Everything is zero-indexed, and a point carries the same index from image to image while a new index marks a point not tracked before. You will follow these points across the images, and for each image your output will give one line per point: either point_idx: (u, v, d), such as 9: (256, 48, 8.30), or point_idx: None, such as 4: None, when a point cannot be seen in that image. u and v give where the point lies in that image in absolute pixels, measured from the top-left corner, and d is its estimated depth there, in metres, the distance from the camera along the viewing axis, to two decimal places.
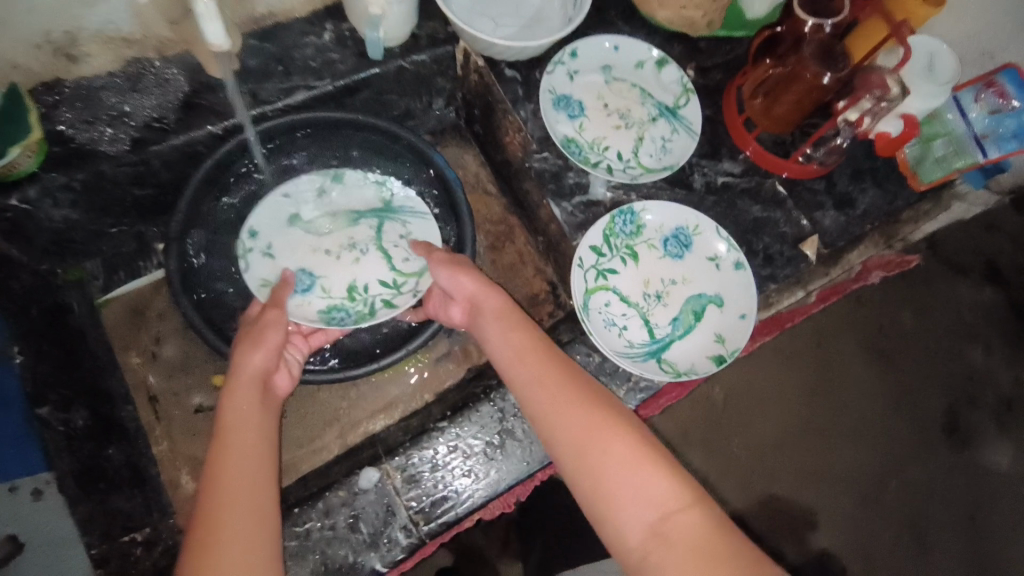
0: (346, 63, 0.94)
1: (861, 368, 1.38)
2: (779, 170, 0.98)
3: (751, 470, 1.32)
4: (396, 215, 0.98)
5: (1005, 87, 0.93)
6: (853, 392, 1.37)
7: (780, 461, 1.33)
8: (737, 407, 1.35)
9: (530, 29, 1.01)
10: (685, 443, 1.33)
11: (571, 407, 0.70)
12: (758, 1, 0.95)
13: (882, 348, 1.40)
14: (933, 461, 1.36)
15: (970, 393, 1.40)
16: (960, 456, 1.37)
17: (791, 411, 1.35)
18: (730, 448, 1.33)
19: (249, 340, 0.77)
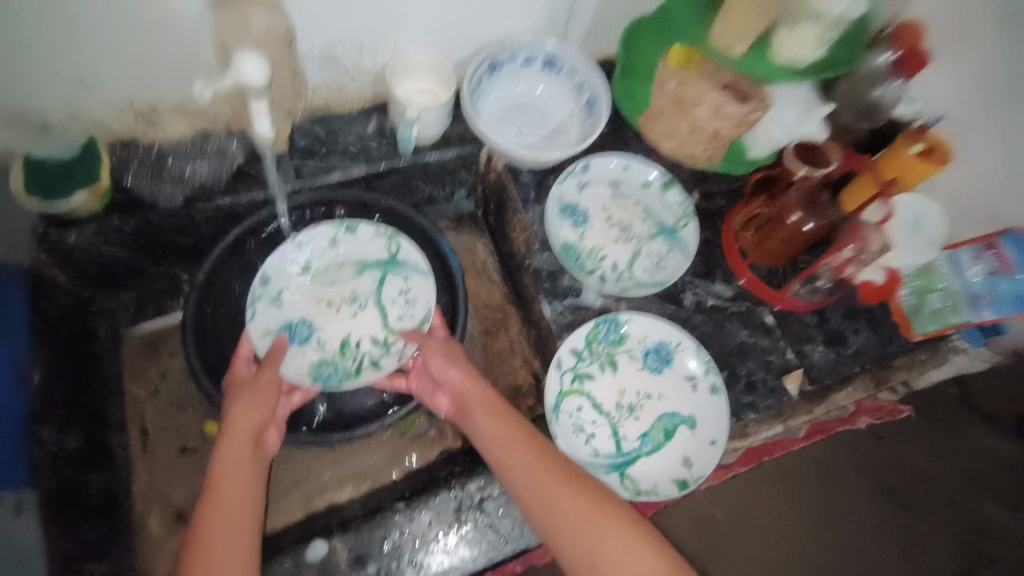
0: (381, 151, 1.06)
1: None
2: (771, 301, 1.01)
3: None
4: (399, 269, 1.02)
5: (1005, 251, 0.92)
6: None
7: None
8: None
9: (550, 140, 1.12)
10: None
11: (556, 498, 0.74)
12: (760, 143, 1.01)
13: None
14: None
15: None
16: None
17: None
18: None
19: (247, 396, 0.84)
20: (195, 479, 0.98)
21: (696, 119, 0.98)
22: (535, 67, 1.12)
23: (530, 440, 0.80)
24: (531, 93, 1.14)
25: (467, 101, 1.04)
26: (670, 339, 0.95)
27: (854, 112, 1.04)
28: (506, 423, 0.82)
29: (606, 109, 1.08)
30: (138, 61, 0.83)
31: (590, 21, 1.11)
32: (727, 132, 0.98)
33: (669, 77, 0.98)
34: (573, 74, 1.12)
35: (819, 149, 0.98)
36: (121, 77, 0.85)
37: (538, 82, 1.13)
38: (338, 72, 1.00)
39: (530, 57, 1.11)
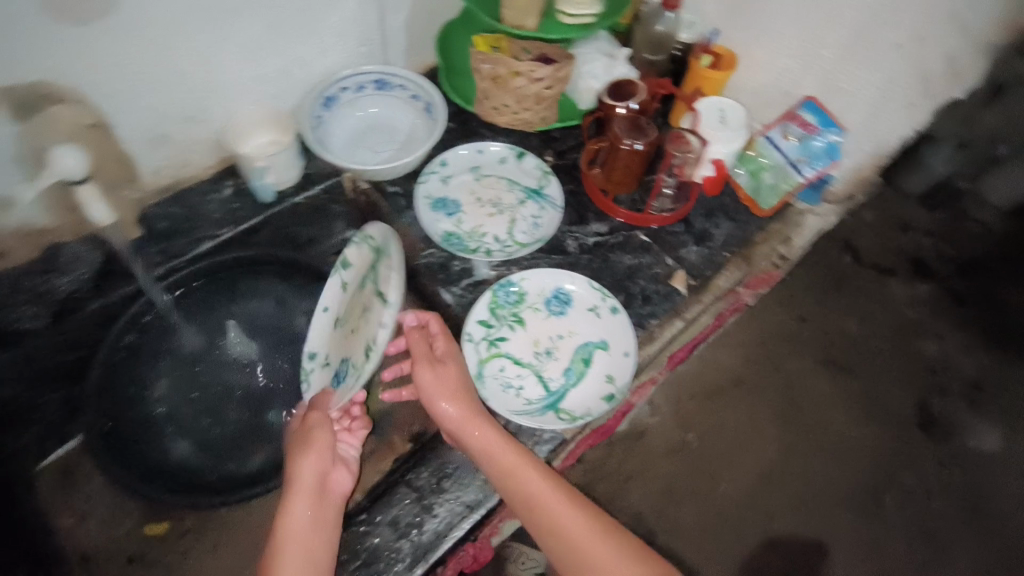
0: (246, 209, 1.11)
1: (824, 380, 1.49)
2: (641, 223, 1.12)
3: (751, 514, 1.35)
4: (385, 254, 0.91)
5: (806, 117, 1.09)
6: (816, 409, 1.45)
7: (776, 498, 1.36)
8: (714, 450, 1.40)
9: (406, 149, 1.18)
10: (675, 498, 1.35)
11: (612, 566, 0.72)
12: (586, 95, 1.17)
13: (841, 361, 1.51)
14: (930, 464, 1.42)
15: (938, 384, 1.51)
16: (951, 450, 1.45)
17: (772, 440, 1.41)
18: (721, 494, 1.36)
19: (301, 446, 0.82)
20: None
21: (517, 90, 1.04)
22: (369, 90, 1.19)
23: (556, 484, 0.81)
24: (373, 115, 1.20)
25: (313, 137, 1.10)
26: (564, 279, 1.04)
27: (650, 45, 1.19)
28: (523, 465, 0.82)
29: (442, 106, 1.16)
30: None
31: (403, 35, 1.19)
32: (547, 93, 1.05)
33: (481, 62, 1.03)
34: (405, 87, 1.19)
35: (626, 82, 1.07)
36: None
37: (375, 103, 1.20)
38: (174, 148, 1.02)
39: (360, 83, 1.17)
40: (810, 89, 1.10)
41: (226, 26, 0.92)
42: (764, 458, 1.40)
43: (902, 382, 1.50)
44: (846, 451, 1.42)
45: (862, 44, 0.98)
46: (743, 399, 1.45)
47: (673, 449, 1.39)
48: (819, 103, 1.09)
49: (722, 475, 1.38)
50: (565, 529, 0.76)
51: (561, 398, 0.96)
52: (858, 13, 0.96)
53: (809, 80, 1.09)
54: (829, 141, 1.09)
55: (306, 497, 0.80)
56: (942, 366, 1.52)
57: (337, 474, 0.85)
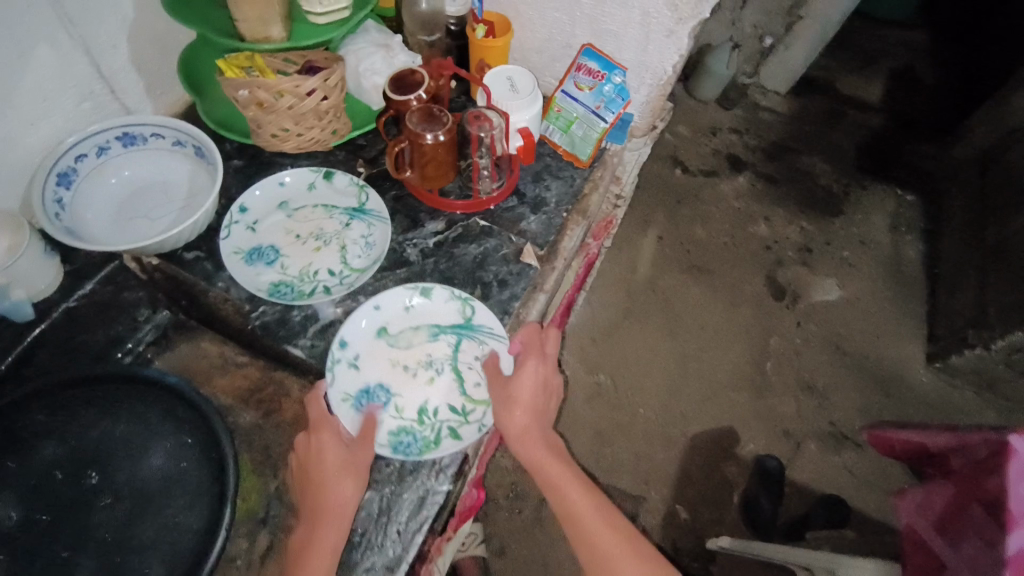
0: (4, 339, 0.91)
1: (693, 288, 1.84)
2: (473, 209, 1.09)
3: (670, 416, 1.64)
4: (474, 333, 0.95)
5: (589, 65, 1.13)
6: (693, 313, 1.80)
7: (684, 400, 1.66)
8: (624, 377, 1.68)
9: (189, 203, 1.00)
10: (607, 427, 1.61)
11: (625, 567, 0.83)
12: (375, 94, 1.08)
13: (699, 265, 1.88)
14: (788, 321, 1.80)
15: (777, 257, 1.91)
16: (801, 308, 1.83)
17: (671, 351, 1.73)
18: (639, 413, 1.64)
19: (352, 470, 0.81)
20: None
21: (290, 109, 0.92)
22: (117, 150, 1.00)
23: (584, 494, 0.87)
24: (135, 176, 1.02)
25: (49, 227, 0.89)
26: (453, 294, 0.97)
27: (422, 26, 1.12)
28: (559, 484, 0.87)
29: (210, 143, 0.99)
30: None
31: (135, 76, 1.01)
32: (325, 105, 0.94)
33: (234, 89, 0.88)
34: (160, 134, 1.01)
35: (407, 74, 1.00)
36: None
37: (133, 161, 1.01)
38: None
39: (99, 145, 0.98)
40: (583, 36, 1.12)
41: None
42: (668, 372, 1.70)
43: (742, 279, 1.86)
44: (719, 337, 1.76)
45: None
46: (628, 332, 1.76)
47: (592, 396, 1.64)
48: (597, 49, 1.13)
49: (636, 399, 1.65)
50: (598, 540, 0.84)
51: (467, 413, 0.90)
52: None
53: (580, 28, 1.11)
54: (616, 83, 1.12)
55: (342, 521, 0.79)
56: (773, 242, 1.93)
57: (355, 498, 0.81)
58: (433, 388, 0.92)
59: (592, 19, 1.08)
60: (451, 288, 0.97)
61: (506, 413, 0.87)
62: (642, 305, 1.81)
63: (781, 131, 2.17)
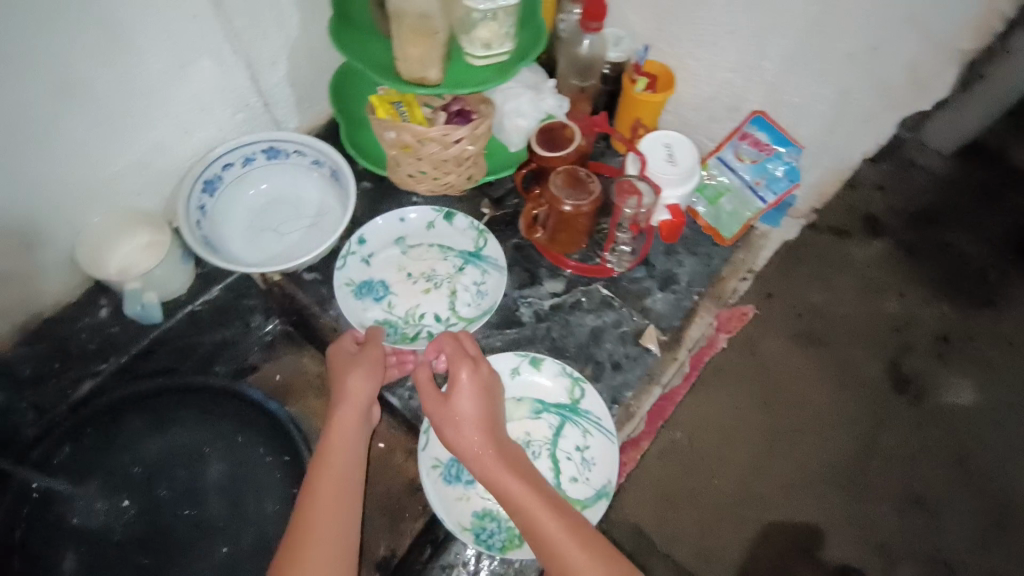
0: (129, 332, 0.95)
1: (794, 355, 1.38)
2: (595, 276, 1.01)
3: (742, 502, 1.25)
4: (580, 420, 0.88)
5: (757, 135, 0.99)
6: (795, 386, 1.36)
7: (767, 483, 1.27)
8: (700, 446, 1.29)
9: (316, 225, 1.01)
10: (670, 504, 1.25)
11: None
12: (513, 136, 0.99)
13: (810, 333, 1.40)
14: (908, 420, 1.34)
15: (907, 342, 1.41)
16: (930, 407, 1.35)
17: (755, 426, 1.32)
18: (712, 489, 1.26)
19: (355, 364, 0.82)
20: None
21: (433, 156, 0.88)
22: (260, 161, 1.01)
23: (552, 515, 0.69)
24: (273, 188, 1.03)
25: (189, 236, 0.91)
26: (562, 370, 0.90)
27: (578, 71, 1.03)
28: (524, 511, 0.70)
29: (347, 169, 0.98)
30: None
31: (289, 93, 1.02)
32: (469, 152, 0.90)
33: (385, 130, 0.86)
34: (302, 152, 1.02)
35: (559, 126, 0.96)
36: None
37: (274, 174, 1.03)
38: (18, 285, 0.87)
39: (247, 156, 1.00)
40: (756, 101, 0.98)
41: (46, 147, 0.78)
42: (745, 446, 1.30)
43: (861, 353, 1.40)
44: (831, 424, 1.32)
45: (810, 53, 0.87)
46: (708, 394, 1.33)
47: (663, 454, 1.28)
48: (769, 118, 0.98)
49: (712, 467, 1.27)
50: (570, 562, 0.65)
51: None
52: (802, 19, 0.83)
53: (754, 93, 0.97)
54: (786, 162, 0.99)
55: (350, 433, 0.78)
56: (907, 323, 1.42)
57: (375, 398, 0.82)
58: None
59: (771, 85, 0.94)
60: (562, 363, 0.90)
61: (455, 436, 0.75)
62: (736, 362, 1.36)
63: (984, 169, 1.61)
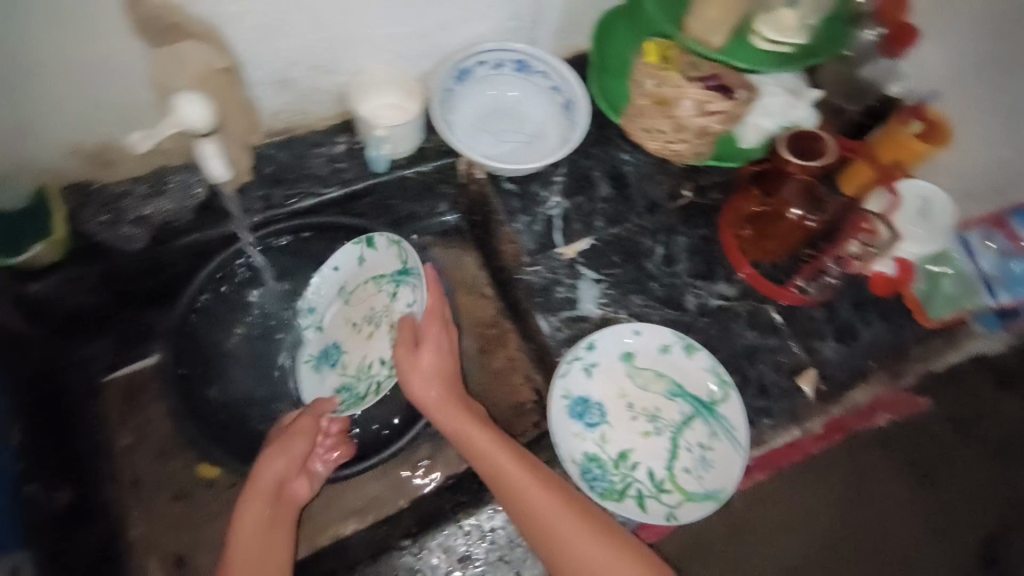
0: (353, 171, 0.99)
1: None
2: (776, 296, 0.97)
3: None
4: (713, 421, 0.86)
5: (1016, 228, 0.91)
6: None
7: None
8: None
9: (532, 146, 1.03)
10: None
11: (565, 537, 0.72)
12: (750, 134, 0.93)
13: None
14: None
15: None
16: None
17: None
18: None
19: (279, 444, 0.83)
20: (190, 529, 0.93)
21: (680, 118, 0.86)
22: (507, 70, 1.03)
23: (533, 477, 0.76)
24: (505, 98, 1.05)
25: (437, 114, 0.97)
26: (712, 366, 0.89)
27: (845, 91, 1.00)
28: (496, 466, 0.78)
29: (587, 108, 1.00)
30: (49, 118, 0.77)
31: (559, 14, 1.01)
32: (713, 131, 0.88)
33: (645, 77, 0.85)
34: (548, 75, 1.03)
35: (815, 136, 0.87)
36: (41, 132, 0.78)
37: (512, 86, 1.05)
38: (296, 95, 0.91)
39: (499, 60, 1.02)
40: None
41: None
42: None
43: None
44: None
45: None
46: None
47: None
48: None
49: None
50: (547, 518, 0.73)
51: (661, 490, 0.83)
52: None
53: None
54: None
55: (260, 504, 0.80)
56: None
57: (299, 483, 0.83)
58: (644, 442, 0.86)
59: None
60: (715, 361, 0.88)
61: (418, 389, 0.84)
62: None
63: None
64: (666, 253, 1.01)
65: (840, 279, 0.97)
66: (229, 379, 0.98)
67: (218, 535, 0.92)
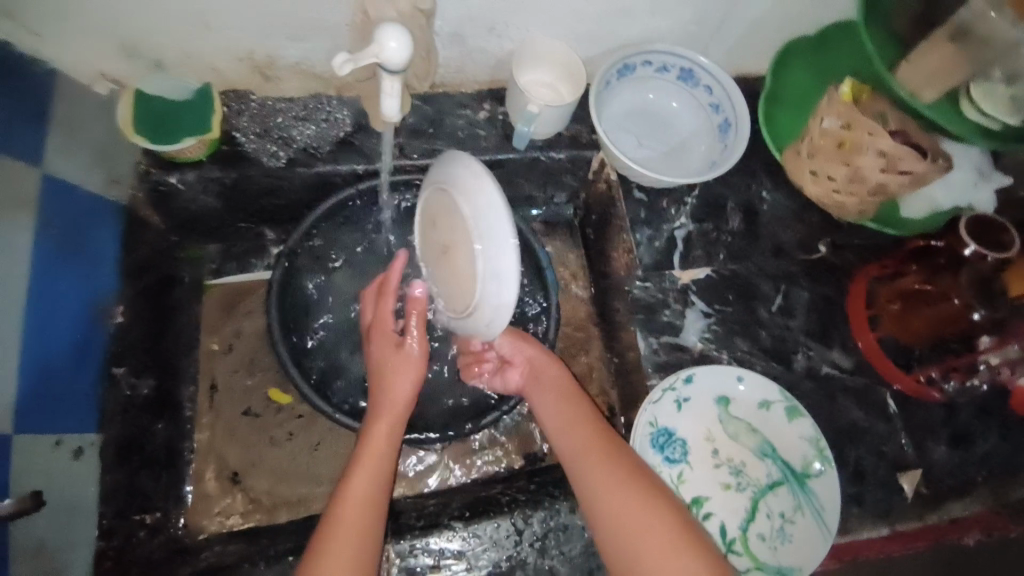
0: (490, 141, 0.98)
1: None
2: (891, 378, 0.90)
3: None
4: (801, 493, 0.81)
5: None
6: None
7: None
8: None
9: (672, 159, 1.02)
10: None
11: (609, 476, 0.70)
12: (919, 202, 0.91)
13: None
14: None
15: None
16: None
17: None
18: None
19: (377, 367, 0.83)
20: (253, 446, 0.93)
21: (861, 168, 0.79)
22: (670, 76, 1.00)
23: (589, 423, 0.77)
24: (661, 105, 1.03)
25: (594, 100, 0.94)
26: (813, 437, 0.83)
27: None
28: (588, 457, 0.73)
29: (745, 132, 0.95)
30: (238, 17, 0.79)
31: (740, 33, 0.97)
32: (892, 189, 0.80)
33: (834, 115, 0.80)
34: (710, 90, 0.99)
35: (998, 226, 0.83)
36: (226, 27, 0.80)
37: (671, 95, 1.02)
38: (462, 52, 0.92)
39: (665, 64, 0.99)
40: None
41: None
42: None
43: None
44: None
45: None
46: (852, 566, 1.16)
47: None
48: None
49: None
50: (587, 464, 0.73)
51: (730, 548, 0.78)
52: None
53: None
54: None
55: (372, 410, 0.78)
56: None
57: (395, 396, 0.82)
58: (723, 495, 0.82)
59: None
60: (818, 433, 0.82)
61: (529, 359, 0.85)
62: None
63: None
64: (784, 304, 0.94)
65: (985, 386, 0.89)
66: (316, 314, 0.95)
67: (278, 459, 0.93)
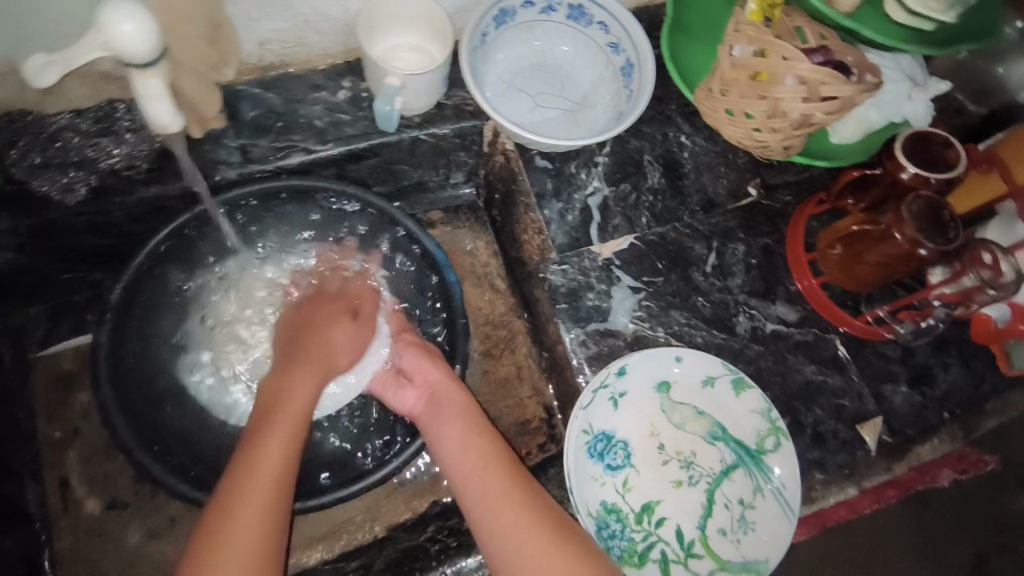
0: (355, 127, 0.81)
1: None
2: (839, 323, 0.82)
3: None
4: (758, 477, 0.73)
5: None
6: None
7: None
8: None
9: (574, 116, 0.87)
10: None
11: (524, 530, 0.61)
12: (849, 126, 0.79)
13: None
14: None
15: None
16: None
17: None
18: None
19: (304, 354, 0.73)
20: (130, 539, 0.79)
21: (779, 100, 0.67)
22: (558, 16, 0.86)
23: (504, 465, 0.67)
24: (552, 53, 0.88)
25: (467, 57, 0.77)
26: (764, 410, 0.74)
27: (970, 89, 0.85)
28: (494, 500, 0.64)
29: (650, 71, 0.82)
30: None
31: None
32: (816, 119, 0.69)
33: (744, 43, 0.68)
34: (606, 27, 0.85)
35: (938, 141, 0.73)
36: None
37: (561, 40, 0.88)
38: (295, 21, 0.74)
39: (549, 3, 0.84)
40: None
41: None
42: None
43: None
44: None
45: None
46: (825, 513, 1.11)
47: None
48: None
49: None
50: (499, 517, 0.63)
51: (690, 554, 0.70)
52: None
53: None
54: None
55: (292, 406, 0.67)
56: None
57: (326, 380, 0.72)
58: (675, 494, 0.73)
59: None
60: (769, 405, 0.73)
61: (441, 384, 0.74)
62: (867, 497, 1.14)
63: None
64: (719, 263, 0.84)
65: (941, 324, 0.78)
66: (180, 367, 0.80)
67: (161, 550, 0.79)
